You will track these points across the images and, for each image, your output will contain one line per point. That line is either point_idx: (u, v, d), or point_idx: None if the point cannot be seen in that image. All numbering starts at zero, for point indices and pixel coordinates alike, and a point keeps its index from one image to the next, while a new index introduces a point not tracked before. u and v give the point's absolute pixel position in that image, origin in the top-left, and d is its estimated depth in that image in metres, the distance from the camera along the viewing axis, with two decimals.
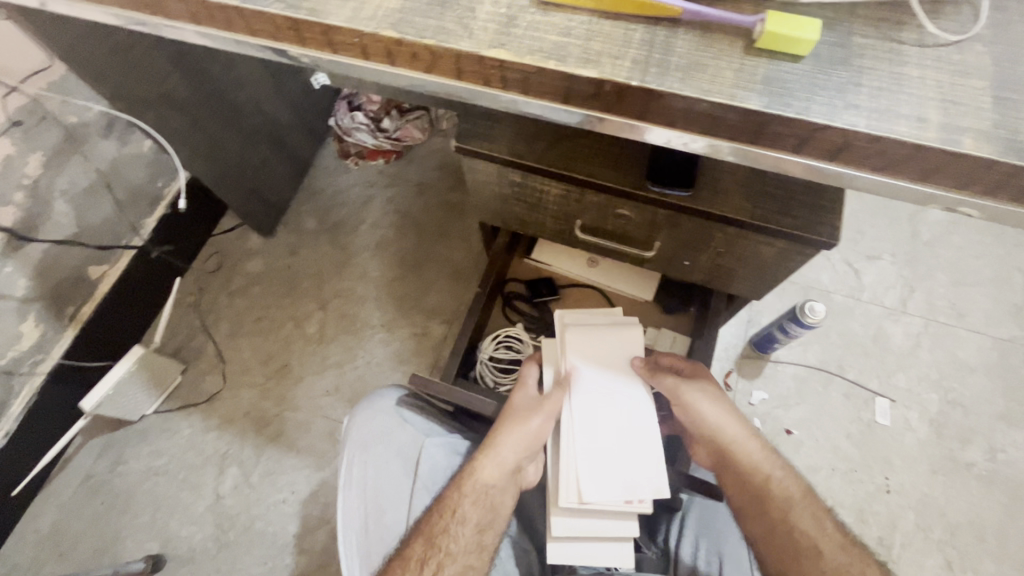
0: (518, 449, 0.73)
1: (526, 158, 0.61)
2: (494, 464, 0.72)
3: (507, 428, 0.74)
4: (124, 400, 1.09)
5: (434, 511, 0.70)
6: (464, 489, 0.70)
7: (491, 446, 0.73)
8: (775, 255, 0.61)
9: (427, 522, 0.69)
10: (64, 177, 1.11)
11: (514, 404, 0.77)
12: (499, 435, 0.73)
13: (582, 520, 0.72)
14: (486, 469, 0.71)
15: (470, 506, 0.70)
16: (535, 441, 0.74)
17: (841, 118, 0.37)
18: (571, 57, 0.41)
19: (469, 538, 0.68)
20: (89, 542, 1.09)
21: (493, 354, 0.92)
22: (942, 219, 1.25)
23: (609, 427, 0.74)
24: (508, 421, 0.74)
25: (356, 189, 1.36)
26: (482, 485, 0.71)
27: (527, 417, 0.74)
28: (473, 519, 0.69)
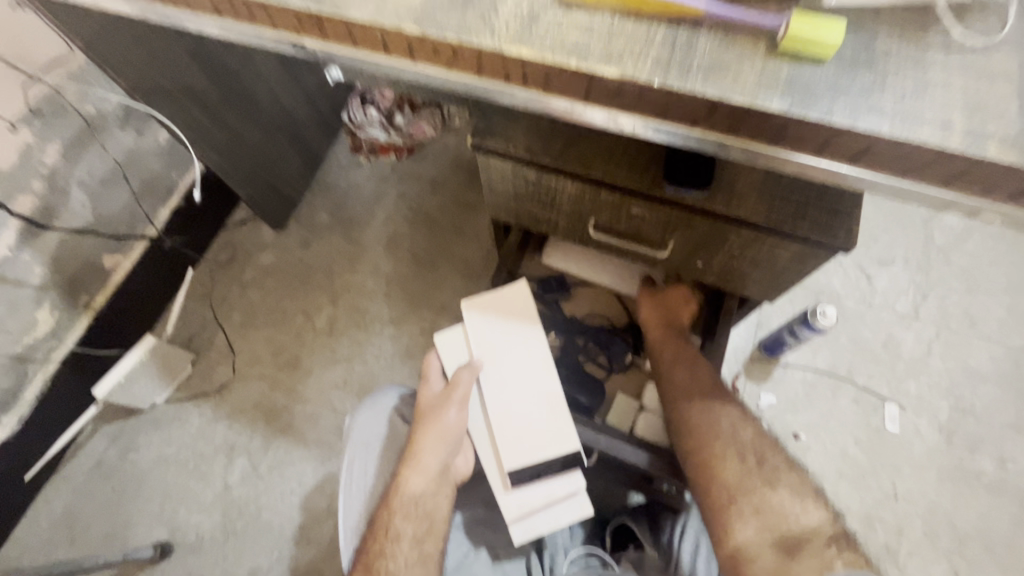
0: (440, 448, 0.73)
1: (543, 156, 0.61)
2: (418, 474, 0.71)
3: (425, 434, 0.73)
4: (135, 390, 1.11)
5: (373, 533, 0.68)
6: (392, 507, 0.70)
7: (411, 458, 0.73)
8: (790, 257, 0.60)
9: (367, 545, 0.67)
10: (82, 165, 1.05)
11: (423, 407, 0.77)
12: (415, 443, 0.73)
13: (525, 495, 0.76)
14: (411, 481, 0.71)
15: (404, 520, 0.69)
16: (455, 432, 0.74)
17: (863, 122, 0.37)
18: (592, 56, 0.41)
19: (410, 553, 0.67)
20: (98, 528, 1.11)
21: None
22: (957, 225, 1.24)
23: (515, 410, 0.78)
24: (422, 426, 0.74)
25: (367, 184, 1.37)
26: (410, 497, 0.70)
27: (440, 414, 0.75)
28: (410, 532, 0.68)
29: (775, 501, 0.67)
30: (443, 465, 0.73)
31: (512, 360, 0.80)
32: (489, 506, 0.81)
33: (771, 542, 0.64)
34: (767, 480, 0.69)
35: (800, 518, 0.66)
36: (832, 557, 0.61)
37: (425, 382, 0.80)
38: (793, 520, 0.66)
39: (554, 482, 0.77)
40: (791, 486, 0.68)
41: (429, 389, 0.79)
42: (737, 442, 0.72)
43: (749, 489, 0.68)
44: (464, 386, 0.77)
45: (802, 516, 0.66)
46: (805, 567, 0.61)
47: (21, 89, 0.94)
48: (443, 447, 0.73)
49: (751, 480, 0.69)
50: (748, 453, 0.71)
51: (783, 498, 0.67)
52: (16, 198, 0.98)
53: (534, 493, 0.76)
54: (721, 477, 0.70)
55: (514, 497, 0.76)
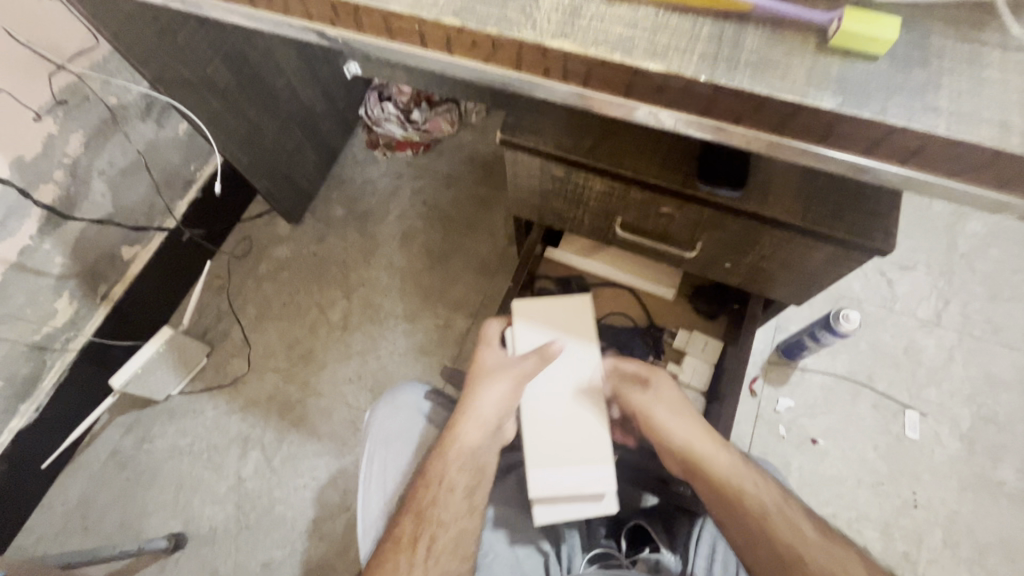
0: (496, 411, 0.75)
1: (572, 152, 0.60)
2: (474, 425, 0.74)
3: (482, 394, 0.76)
4: (150, 377, 1.13)
5: (422, 485, 0.71)
6: (448, 458, 0.72)
7: (466, 414, 0.75)
8: (823, 259, 0.59)
9: (415, 497, 0.70)
10: (104, 157, 1.04)
11: (487, 365, 0.79)
12: (471, 396, 0.76)
13: (554, 482, 0.73)
14: (467, 433, 0.74)
15: (457, 472, 0.71)
16: (511, 398, 0.76)
17: (919, 121, 0.36)
18: (637, 50, 0.40)
19: (459, 501, 0.70)
20: (112, 517, 1.11)
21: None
22: (981, 231, 1.22)
23: (569, 400, 0.77)
24: (482, 384, 0.77)
25: (384, 179, 1.36)
26: (467, 449, 0.73)
27: (502, 379, 0.77)
28: (457, 481, 0.71)
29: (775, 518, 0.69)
30: (495, 431, 0.75)
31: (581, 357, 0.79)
32: (506, 503, 0.80)
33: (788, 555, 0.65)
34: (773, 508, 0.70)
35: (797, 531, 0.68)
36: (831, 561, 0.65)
37: (486, 345, 0.83)
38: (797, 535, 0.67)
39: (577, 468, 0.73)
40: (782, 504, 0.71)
41: (495, 351, 0.81)
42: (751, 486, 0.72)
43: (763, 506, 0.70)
44: (533, 365, 0.77)
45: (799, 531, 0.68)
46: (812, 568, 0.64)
47: (47, 79, 0.92)
48: (499, 414, 0.75)
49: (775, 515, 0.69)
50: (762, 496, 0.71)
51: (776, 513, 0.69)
52: (38, 187, 0.96)
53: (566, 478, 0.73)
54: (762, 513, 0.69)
55: (541, 473, 0.73)
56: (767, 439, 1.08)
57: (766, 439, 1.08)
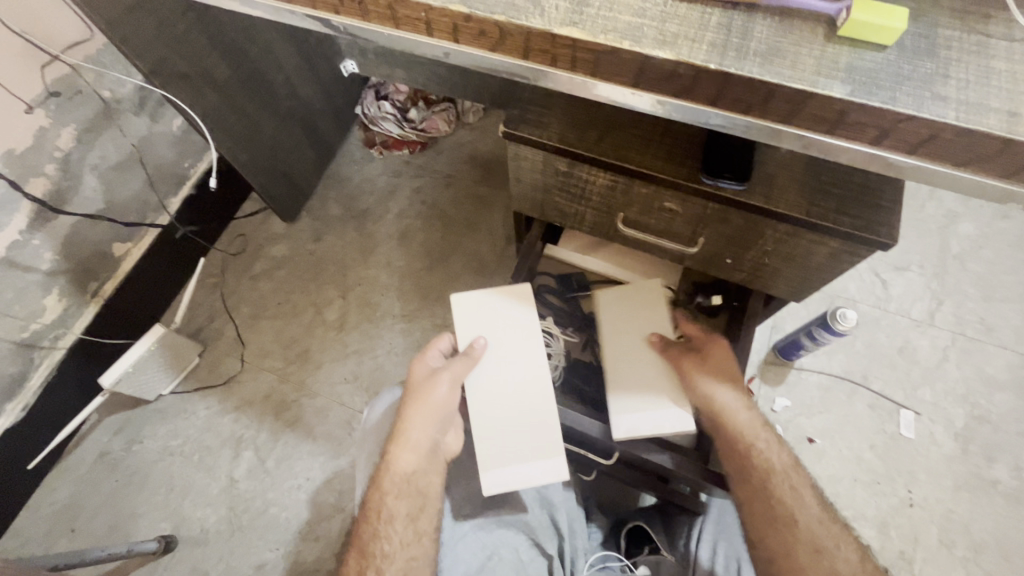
0: (429, 427, 0.72)
1: (576, 146, 0.60)
2: (407, 452, 0.71)
3: (411, 414, 0.72)
4: (141, 378, 1.09)
5: (368, 517, 0.71)
6: (383, 488, 0.71)
7: (397, 440, 0.72)
8: (826, 254, 0.59)
9: (364, 525, 0.70)
10: (96, 151, 1.02)
11: (415, 380, 0.75)
12: (403, 420, 0.73)
13: (498, 463, 0.72)
14: (400, 459, 0.71)
15: (395, 500, 0.70)
16: (443, 407, 0.73)
17: (928, 109, 0.36)
18: (646, 38, 0.40)
19: (404, 527, 0.69)
20: (100, 520, 1.09)
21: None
22: (973, 233, 1.23)
23: (508, 370, 0.76)
24: (410, 404, 0.73)
25: (380, 178, 1.36)
26: (401, 476, 0.71)
27: (427, 385, 0.73)
28: (399, 506, 0.70)
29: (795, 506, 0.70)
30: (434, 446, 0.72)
31: (508, 338, 0.77)
32: (509, 509, 0.75)
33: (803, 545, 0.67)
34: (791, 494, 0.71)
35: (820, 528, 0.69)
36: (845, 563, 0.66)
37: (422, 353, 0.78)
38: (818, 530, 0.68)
39: (540, 403, 0.74)
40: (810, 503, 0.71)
41: (426, 361, 0.76)
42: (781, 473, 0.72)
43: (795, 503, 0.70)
44: (461, 364, 0.74)
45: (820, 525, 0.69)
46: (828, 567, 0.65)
47: (41, 70, 0.90)
48: (434, 428, 0.72)
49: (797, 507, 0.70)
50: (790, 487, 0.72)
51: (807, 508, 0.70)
52: (29, 179, 0.94)
53: (506, 456, 0.72)
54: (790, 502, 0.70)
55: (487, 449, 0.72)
56: None
57: None
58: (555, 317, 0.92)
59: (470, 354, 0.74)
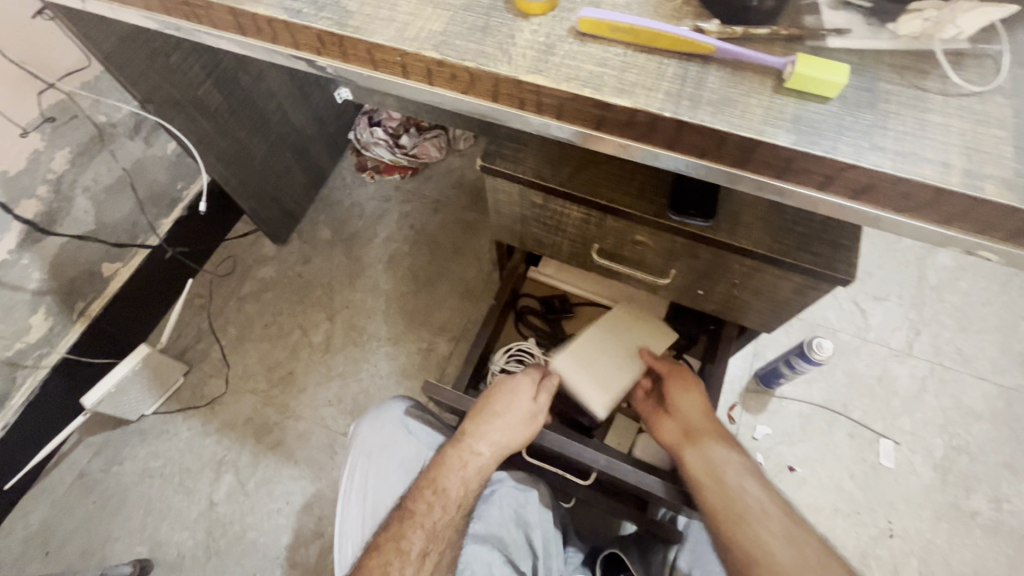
0: (510, 426, 0.75)
1: (550, 180, 0.63)
2: (482, 446, 0.74)
3: (497, 408, 0.76)
4: (123, 399, 1.08)
5: (420, 495, 0.71)
6: (452, 469, 0.73)
7: (473, 430, 0.75)
8: (791, 288, 0.61)
9: (413, 503, 0.71)
10: (88, 173, 1.06)
11: (504, 389, 0.78)
12: (487, 414, 0.76)
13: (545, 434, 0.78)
14: (474, 451, 0.74)
15: (457, 487, 0.72)
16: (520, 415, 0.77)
17: (867, 159, 0.38)
18: (606, 86, 0.42)
19: (454, 516, 0.71)
20: (76, 543, 1.07)
21: (505, 366, 0.93)
22: (949, 264, 1.26)
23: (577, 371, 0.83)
24: (498, 398, 0.77)
25: (371, 202, 1.38)
26: (471, 466, 0.73)
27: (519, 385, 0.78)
28: (457, 495, 0.71)
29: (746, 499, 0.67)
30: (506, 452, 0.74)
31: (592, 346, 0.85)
32: (482, 526, 0.77)
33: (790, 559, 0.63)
34: (742, 486, 0.69)
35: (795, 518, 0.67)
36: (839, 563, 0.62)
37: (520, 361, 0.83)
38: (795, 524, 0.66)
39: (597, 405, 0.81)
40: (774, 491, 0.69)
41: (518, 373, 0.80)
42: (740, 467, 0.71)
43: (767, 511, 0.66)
44: (544, 392, 0.78)
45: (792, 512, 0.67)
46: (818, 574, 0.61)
47: (37, 97, 0.96)
48: (515, 431, 0.75)
49: (744, 497, 0.68)
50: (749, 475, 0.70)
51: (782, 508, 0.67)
52: (22, 201, 0.98)
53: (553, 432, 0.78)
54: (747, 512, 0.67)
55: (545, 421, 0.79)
56: None
57: None
58: (537, 339, 0.97)
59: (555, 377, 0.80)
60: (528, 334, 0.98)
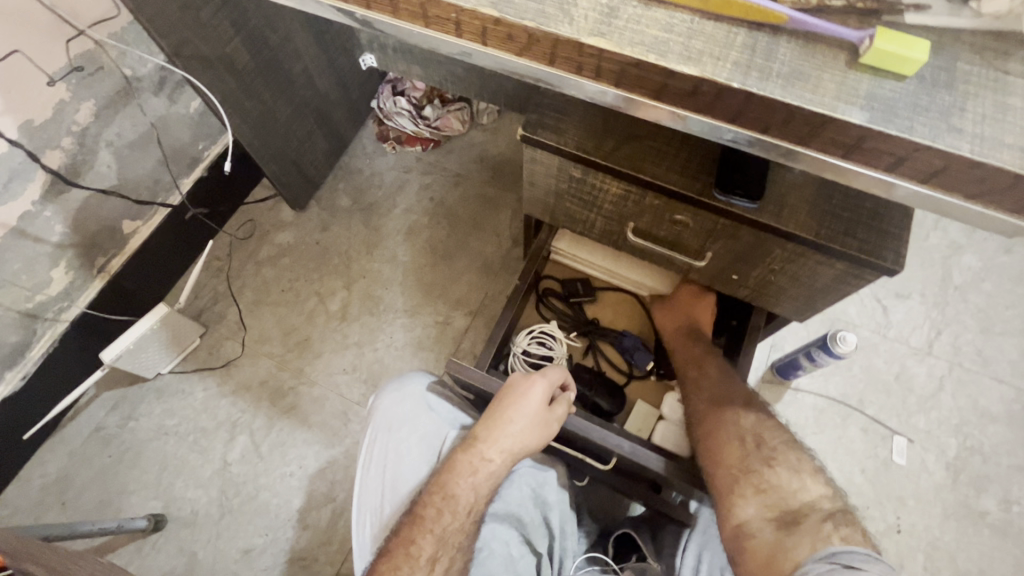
0: (522, 432, 0.72)
1: (593, 153, 0.61)
2: (493, 451, 0.72)
3: (510, 414, 0.73)
4: (142, 355, 1.09)
5: (430, 500, 0.69)
6: (457, 473, 0.71)
7: (485, 437, 0.72)
8: (831, 276, 0.60)
9: (423, 509, 0.69)
10: (113, 127, 1.03)
11: (515, 390, 0.75)
12: (497, 416, 0.73)
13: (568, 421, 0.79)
14: (483, 457, 0.71)
15: (464, 490, 0.70)
16: (533, 419, 0.73)
17: (944, 141, 0.37)
18: (672, 53, 0.41)
19: (464, 522, 0.69)
20: (92, 494, 1.09)
21: (527, 348, 0.91)
22: (976, 265, 1.24)
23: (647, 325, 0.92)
24: (508, 405, 0.74)
25: (392, 172, 1.37)
26: (477, 471, 0.71)
27: (530, 388, 0.74)
28: (467, 501, 0.70)
29: (732, 458, 0.71)
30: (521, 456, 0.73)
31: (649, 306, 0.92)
32: (501, 505, 0.77)
33: (772, 520, 0.65)
34: (732, 442, 0.73)
35: (798, 494, 0.67)
36: (829, 532, 0.61)
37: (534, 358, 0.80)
38: (792, 496, 0.67)
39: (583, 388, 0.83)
40: (791, 465, 0.70)
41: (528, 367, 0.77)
42: (740, 428, 0.74)
43: (751, 470, 0.70)
44: (560, 402, 0.76)
45: (797, 491, 0.67)
46: (801, 537, 0.62)
47: (66, 44, 0.90)
48: (527, 437, 0.72)
49: (732, 449, 0.72)
50: (749, 437, 0.73)
51: (782, 476, 0.69)
52: (46, 151, 0.94)
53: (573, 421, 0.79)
54: (721, 461, 0.72)
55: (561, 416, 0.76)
56: None
57: None
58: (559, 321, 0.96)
59: (570, 392, 0.77)
60: (550, 316, 0.96)
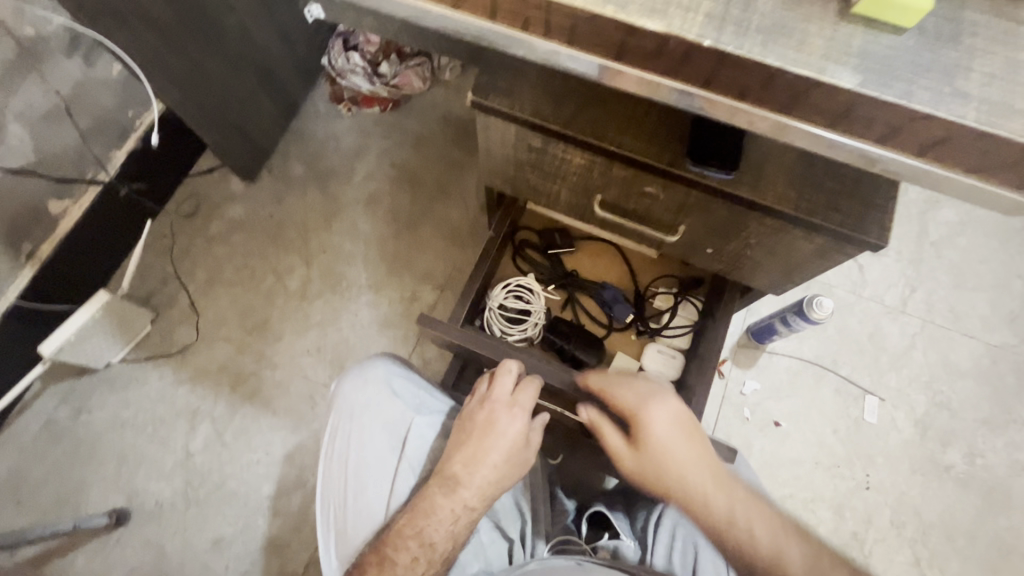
0: (505, 461, 0.68)
1: (552, 121, 0.54)
2: (476, 485, 0.66)
3: (491, 441, 0.68)
4: (87, 347, 1.02)
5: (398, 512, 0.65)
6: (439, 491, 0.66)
7: (466, 479, 0.66)
8: (811, 251, 0.56)
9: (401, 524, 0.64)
10: (19, 97, 0.96)
11: (494, 417, 0.70)
12: (477, 447, 0.68)
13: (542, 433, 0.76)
14: (466, 487, 0.66)
15: (446, 522, 0.65)
16: (515, 446, 0.69)
17: (946, 107, 0.32)
18: (633, 4, 0.34)
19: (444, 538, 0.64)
20: (47, 492, 1.04)
21: (503, 302, 0.87)
22: (952, 219, 1.22)
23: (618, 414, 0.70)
24: (486, 439, 0.69)
25: (348, 137, 1.26)
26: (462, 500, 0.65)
27: (509, 418, 0.70)
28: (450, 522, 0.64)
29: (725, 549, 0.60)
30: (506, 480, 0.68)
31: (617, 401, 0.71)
32: None
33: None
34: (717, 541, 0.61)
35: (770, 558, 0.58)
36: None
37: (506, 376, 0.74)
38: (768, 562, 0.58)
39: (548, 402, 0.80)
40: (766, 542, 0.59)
41: (503, 388, 0.72)
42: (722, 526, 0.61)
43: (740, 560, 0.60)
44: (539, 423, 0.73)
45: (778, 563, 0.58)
46: None
47: None
48: (510, 465, 0.68)
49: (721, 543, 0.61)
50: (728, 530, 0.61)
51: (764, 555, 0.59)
52: None
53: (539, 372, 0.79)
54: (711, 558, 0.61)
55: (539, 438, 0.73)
56: (732, 421, 1.09)
57: (731, 421, 1.09)
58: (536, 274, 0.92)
59: (546, 415, 0.74)
60: (526, 268, 0.92)
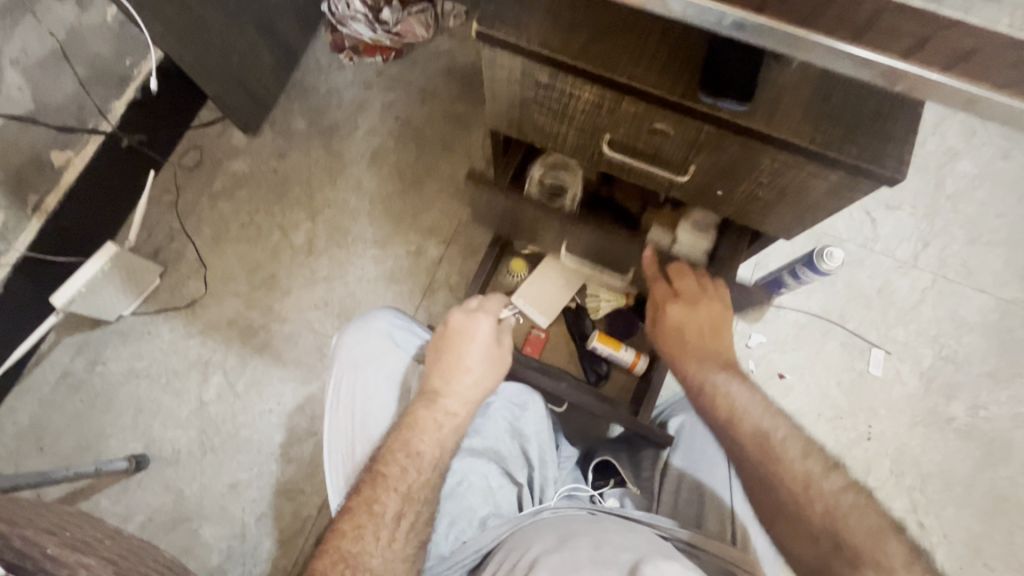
0: (479, 374, 0.71)
1: (561, 52, 0.52)
2: (456, 398, 0.69)
3: (460, 355, 0.72)
4: (98, 299, 1.04)
5: (392, 458, 0.65)
6: (420, 427, 0.67)
7: (443, 389, 0.70)
8: (824, 189, 0.54)
9: (385, 467, 0.65)
10: (14, 42, 0.98)
11: (459, 329, 0.74)
12: (445, 362, 0.72)
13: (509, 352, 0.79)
14: (447, 402, 0.69)
15: (431, 445, 0.66)
16: (484, 353, 0.73)
17: (975, 12, 0.32)
18: None
19: (431, 475, 0.65)
20: (69, 439, 1.08)
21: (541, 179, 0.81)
22: (970, 172, 1.19)
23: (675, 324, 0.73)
24: (457, 349, 0.72)
25: (351, 90, 1.24)
26: (444, 419, 0.68)
27: (476, 326, 0.74)
28: (433, 456, 0.66)
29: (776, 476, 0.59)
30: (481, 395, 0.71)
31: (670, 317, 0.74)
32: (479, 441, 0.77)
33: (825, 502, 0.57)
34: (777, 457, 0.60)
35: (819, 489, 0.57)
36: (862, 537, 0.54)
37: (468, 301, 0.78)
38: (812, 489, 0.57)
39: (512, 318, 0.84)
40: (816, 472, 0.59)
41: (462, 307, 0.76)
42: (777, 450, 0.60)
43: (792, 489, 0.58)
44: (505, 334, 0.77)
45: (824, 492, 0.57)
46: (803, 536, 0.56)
47: None
48: (482, 374, 0.72)
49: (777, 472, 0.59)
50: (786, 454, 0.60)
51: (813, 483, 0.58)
52: None
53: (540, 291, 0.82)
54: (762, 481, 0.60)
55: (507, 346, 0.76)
56: None
57: None
58: None
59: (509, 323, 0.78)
60: None
